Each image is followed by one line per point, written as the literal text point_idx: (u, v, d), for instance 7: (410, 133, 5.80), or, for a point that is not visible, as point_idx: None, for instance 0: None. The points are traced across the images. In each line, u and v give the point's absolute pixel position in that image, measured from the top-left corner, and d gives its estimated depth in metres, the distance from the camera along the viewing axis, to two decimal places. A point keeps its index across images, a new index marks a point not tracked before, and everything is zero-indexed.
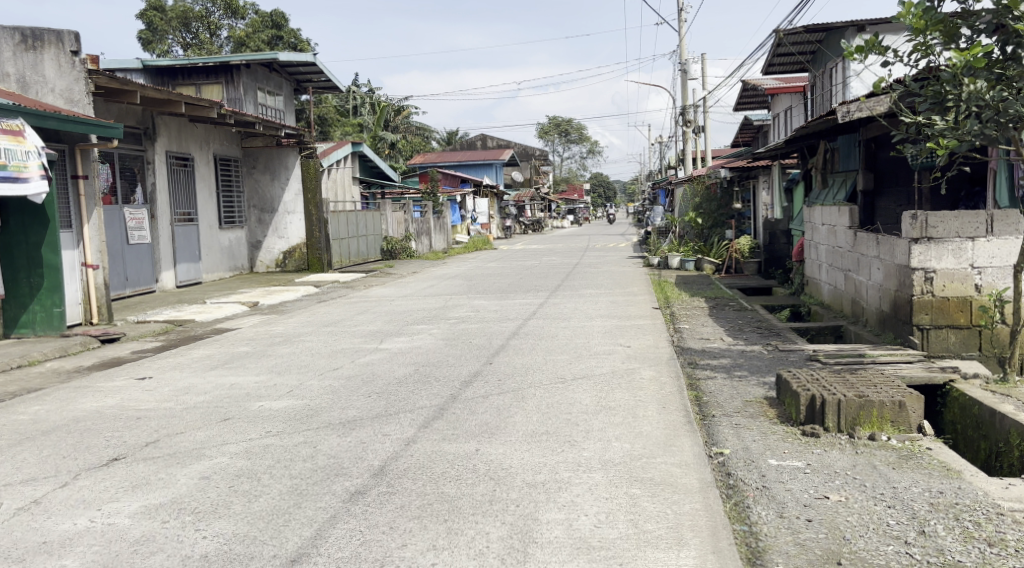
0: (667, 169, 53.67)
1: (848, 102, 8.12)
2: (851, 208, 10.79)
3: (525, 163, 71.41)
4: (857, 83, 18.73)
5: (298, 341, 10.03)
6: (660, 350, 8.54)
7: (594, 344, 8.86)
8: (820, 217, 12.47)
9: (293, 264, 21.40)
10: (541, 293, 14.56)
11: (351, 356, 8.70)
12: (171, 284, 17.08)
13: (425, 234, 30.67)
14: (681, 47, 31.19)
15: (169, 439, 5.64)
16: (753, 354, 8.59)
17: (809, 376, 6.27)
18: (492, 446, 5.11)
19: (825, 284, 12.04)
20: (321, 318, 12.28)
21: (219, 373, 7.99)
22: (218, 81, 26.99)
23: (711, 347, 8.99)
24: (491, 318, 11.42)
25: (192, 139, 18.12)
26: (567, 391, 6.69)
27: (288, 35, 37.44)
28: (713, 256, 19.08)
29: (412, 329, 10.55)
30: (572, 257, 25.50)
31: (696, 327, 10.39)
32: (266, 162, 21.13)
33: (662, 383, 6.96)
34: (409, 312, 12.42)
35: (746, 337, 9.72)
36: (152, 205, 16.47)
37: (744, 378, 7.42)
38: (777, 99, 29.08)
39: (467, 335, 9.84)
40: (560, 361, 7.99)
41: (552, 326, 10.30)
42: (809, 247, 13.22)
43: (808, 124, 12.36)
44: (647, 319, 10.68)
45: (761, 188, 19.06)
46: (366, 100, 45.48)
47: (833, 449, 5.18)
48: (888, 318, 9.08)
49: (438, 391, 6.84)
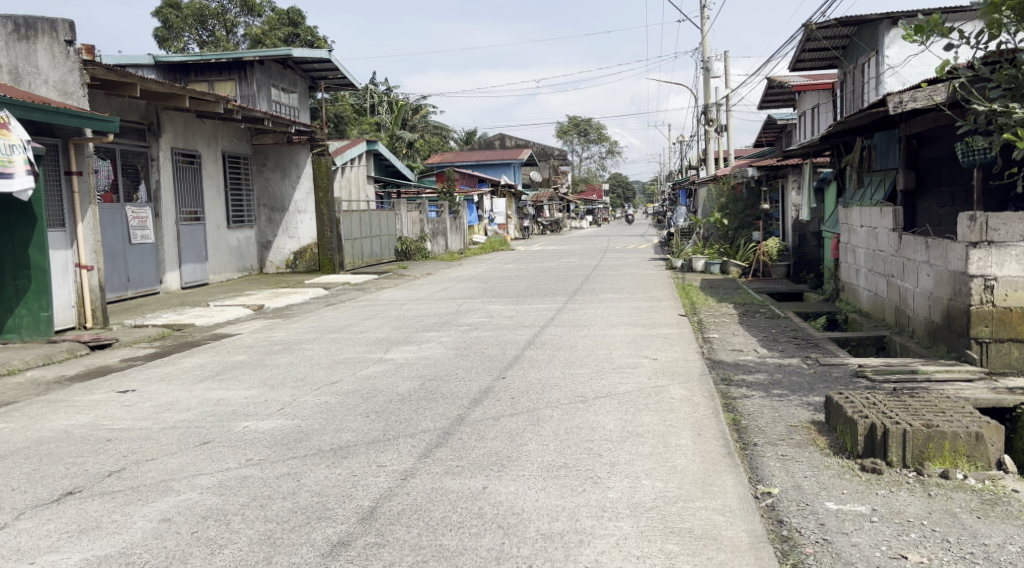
0: (687, 170, 52.83)
1: (902, 92, 7.51)
2: (894, 209, 9.99)
3: (544, 163, 70.67)
4: (891, 80, 17.79)
5: (298, 349, 9.36)
6: (689, 363, 7.80)
7: (617, 356, 8.13)
8: (857, 219, 11.65)
9: (304, 265, 20.81)
10: (560, 297, 13.83)
11: (354, 368, 8.04)
12: (175, 286, 16.52)
13: (441, 234, 30.04)
14: (704, 45, 30.36)
15: (137, 467, 4.98)
16: (791, 368, 7.83)
17: (864, 400, 5.50)
18: (502, 484, 4.42)
19: (864, 290, 11.25)
20: (326, 324, 11.61)
21: (208, 386, 7.34)
22: (231, 77, 26.45)
23: (744, 360, 8.25)
24: (507, 325, 10.72)
25: (199, 135, 17.58)
26: (588, 413, 5.97)
27: (305, 33, 36.95)
28: (739, 259, 18.33)
29: (421, 337, 9.86)
30: (591, 259, 24.73)
31: (727, 337, 9.64)
32: (277, 160, 20.56)
33: (694, 404, 6.22)
34: (420, 318, 11.75)
35: (782, 348, 8.95)
36: (156, 203, 15.91)
37: (784, 397, 6.67)
38: (803, 97, 28.15)
39: (479, 344, 9.14)
40: (580, 376, 7.28)
41: (571, 335, 9.58)
42: (845, 251, 12.42)
43: (846, 118, 11.52)
44: (674, 328, 9.92)
45: (789, 188, 18.26)
46: (384, 99, 44.93)
47: (902, 490, 4.41)
48: (939, 330, 8.27)
49: (443, 411, 6.14)
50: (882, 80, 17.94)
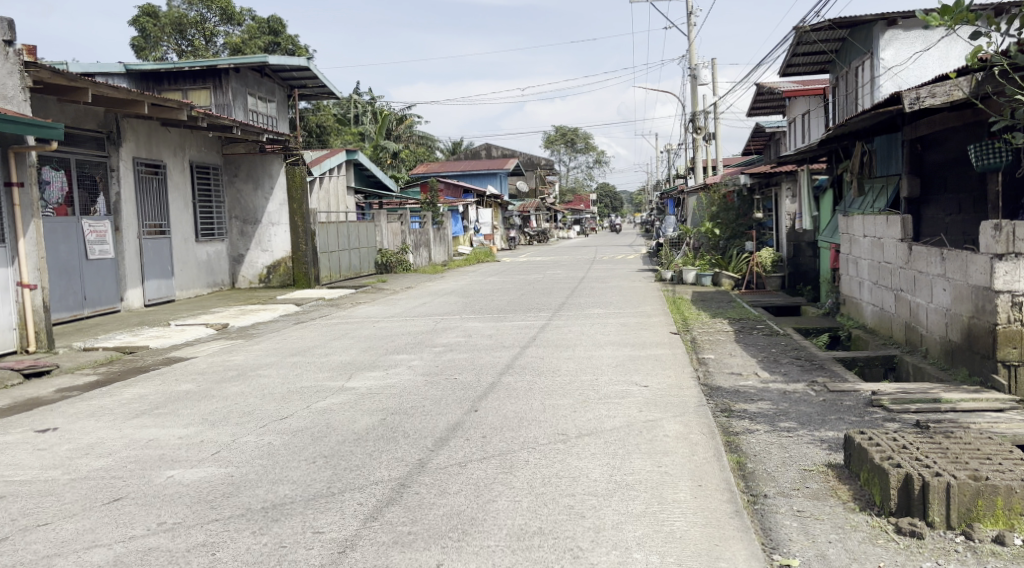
0: (674, 179, 52.34)
1: (918, 86, 6.75)
2: (903, 217, 9.23)
3: (530, 172, 70.11)
4: (887, 83, 17.12)
5: (253, 376, 8.49)
6: (685, 392, 6.98)
7: (604, 383, 7.31)
8: (860, 228, 10.88)
9: (278, 280, 19.99)
10: (543, 313, 13.01)
11: (310, 399, 7.18)
12: (137, 303, 15.60)
13: (424, 246, 29.21)
14: (691, 52, 29.78)
15: (23, 535, 4.11)
16: (797, 396, 7.03)
17: (891, 441, 4.73)
18: (461, 560, 3.60)
19: (868, 305, 10.52)
20: (289, 345, 10.74)
21: (140, 424, 6.46)
22: (206, 86, 25.69)
23: (745, 385, 7.47)
24: (484, 345, 9.89)
25: (164, 144, 16.70)
26: (569, 457, 5.13)
27: (286, 42, 36.17)
28: (731, 270, 17.59)
29: (390, 360, 9.02)
30: (578, 271, 23.98)
31: (724, 359, 8.84)
32: (249, 170, 19.64)
33: (690, 444, 5.40)
34: (392, 337, 10.91)
35: (784, 371, 8.15)
36: (116, 216, 15.02)
37: (793, 432, 5.86)
38: (793, 103, 27.52)
39: (452, 369, 8.29)
40: (564, 408, 6.46)
41: (553, 357, 8.77)
42: (845, 262, 11.69)
43: (849, 119, 10.77)
44: (665, 349, 9.12)
45: (782, 196, 17.52)
46: (368, 108, 44.14)
47: (950, 561, 3.63)
48: (958, 351, 7.53)
49: (401, 456, 5.29)
50: (877, 83, 17.29)
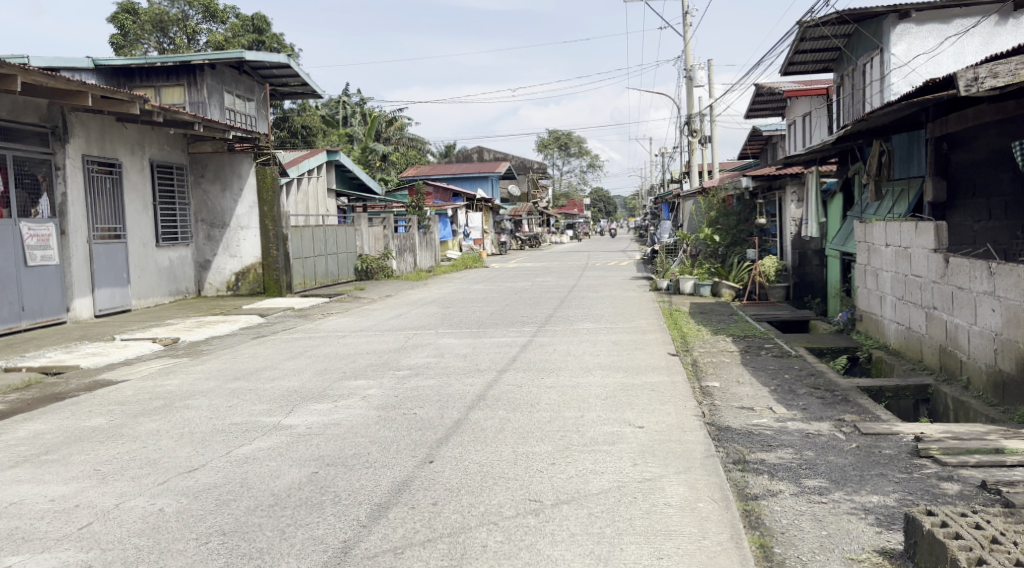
0: (669, 184, 51.25)
1: (976, 65, 5.73)
2: (936, 224, 7.98)
3: (523, 175, 68.92)
4: (898, 80, 15.93)
5: (182, 408, 7.24)
6: (688, 435, 5.74)
7: (590, 422, 6.09)
8: (881, 237, 9.66)
9: (247, 287, 18.77)
10: (528, 328, 11.77)
11: (232, 443, 5.93)
12: (87, 313, 14.31)
13: (409, 251, 27.92)
14: (686, 52, 28.71)
15: None
16: (823, 441, 5.81)
17: (975, 528, 3.52)
18: None
19: (891, 323, 9.33)
20: (236, 367, 9.48)
21: (14, 477, 5.20)
22: (180, 83, 24.40)
23: (758, 426, 6.26)
24: (456, 368, 8.63)
25: (119, 141, 15.42)
26: (540, 541, 3.89)
27: (271, 41, 34.83)
28: (732, 280, 16.43)
29: (345, 388, 7.76)
30: (568, 278, 22.79)
31: (732, 388, 7.62)
32: (217, 170, 18.36)
33: (699, 520, 4.18)
34: (354, 357, 9.65)
35: (803, 405, 6.93)
36: (62, 219, 13.72)
37: (827, 497, 4.63)
38: (794, 104, 26.38)
39: (413, 402, 7.04)
40: (541, 459, 5.23)
41: (533, 385, 7.52)
42: (862, 273, 10.51)
43: (870, 114, 9.58)
44: (664, 375, 7.89)
45: (786, 200, 16.33)
46: (357, 110, 42.86)
47: None
48: (1011, 384, 6.36)
49: (320, 536, 4.05)
50: (887, 80, 16.14)
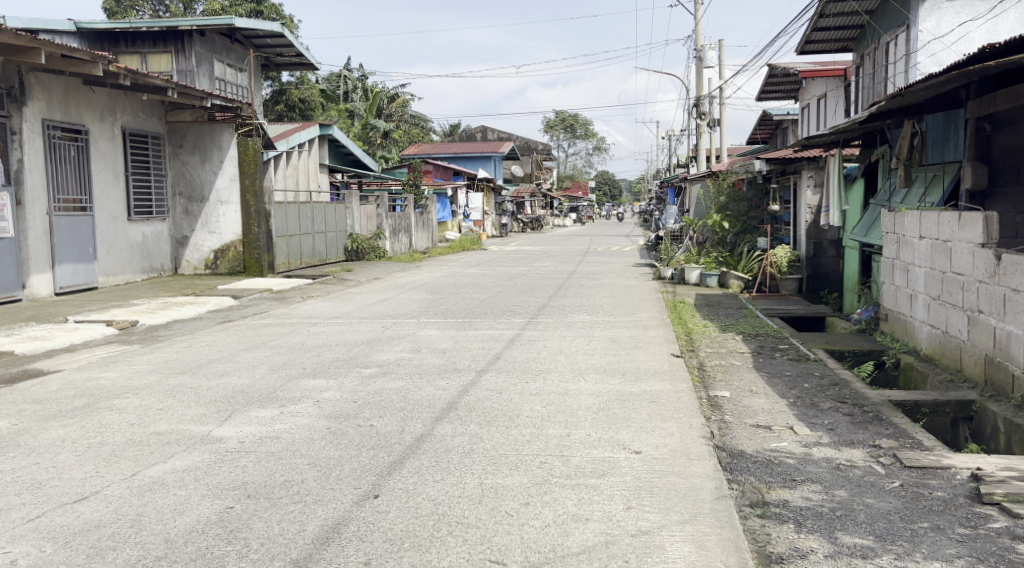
0: (676, 168, 50.12)
1: None
2: (985, 216, 6.88)
3: (527, 157, 67.65)
4: (924, 58, 14.79)
5: (108, 409, 6.23)
6: (694, 468, 4.71)
7: (579, 445, 5.07)
8: (915, 227, 8.58)
9: (226, 265, 17.74)
10: (518, 320, 10.71)
11: (143, 461, 4.88)
12: (45, 291, 13.30)
13: (404, 231, 26.87)
14: (697, 31, 27.54)
15: None
16: (858, 476, 4.75)
17: None
18: None
19: (923, 326, 8.27)
20: (187, 358, 8.46)
21: None
22: (167, 50, 23.20)
23: (777, 452, 5.21)
24: (431, 367, 7.60)
25: (85, 104, 14.34)
26: None
27: (270, 11, 33.54)
28: (741, 269, 15.37)
29: (300, 390, 6.76)
30: (567, 263, 21.72)
31: (747, 401, 6.57)
32: (196, 140, 17.30)
33: None
34: (322, 350, 8.64)
35: (829, 426, 5.88)
36: (18, 187, 12.65)
37: (873, 564, 3.59)
38: (808, 86, 25.23)
39: (374, 410, 6.02)
40: (512, 496, 4.20)
41: (515, 392, 6.48)
42: (891, 269, 9.44)
43: (909, 89, 8.46)
44: (667, 383, 6.86)
45: (801, 185, 15.21)
46: (358, 85, 41.46)
47: None
48: None
49: None
50: (913, 59, 14.96)
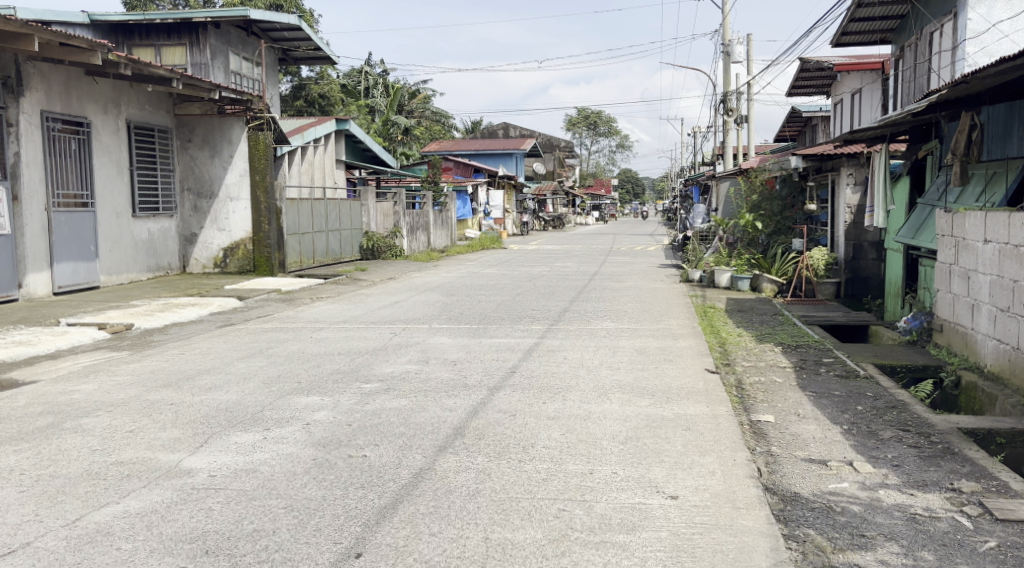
0: (701, 167, 49.07)
1: None
2: None
3: (550, 154, 66.83)
4: (972, 48, 13.84)
5: (71, 430, 5.52)
6: (743, 520, 3.92)
7: (605, 486, 4.29)
8: (978, 230, 7.70)
9: (236, 264, 17.11)
10: (537, 327, 9.93)
11: (94, 502, 4.17)
12: (43, 290, 12.72)
13: (422, 229, 26.22)
14: (724, 26, 26.61)
15: None
16: (942, 532, 3.93)
17: None
18: None
19: (987, 341, 7.41)
20: (176, 368, 7.78)
21: None
22: (182, 41, 22.58)
23: (838, 497, 4.40)
24: (439, 382, 6.85)
25: (87, 95, 13.76)
26: None
27: (290, 5, 32.97)
28: (774, 273, 14.48)
29: (290, 409, 6.04)
30: (590, 263, 20.92)
31: (796, 429, 5.75)
32: (205, 134, 16.66)
33: None
34: (322, 361, 7.93)
35: (895, 461, 5.06)
36: (15, 182, 12.07)
37: None
38: (841, 81, 24.23)
39: (370, 436, 5.28)
40: (522, 560, 3.44)
41: (530, 416, 5.71)
42: (948, 275, 8.55)
43: (975, 75, 7.58)
44: (703, 406, 6.05)
45: (840, 183, 14.27)
46: (378, 80, 40.82)
47: None
48: None
49: None
50: (960, 49, 14.01)
